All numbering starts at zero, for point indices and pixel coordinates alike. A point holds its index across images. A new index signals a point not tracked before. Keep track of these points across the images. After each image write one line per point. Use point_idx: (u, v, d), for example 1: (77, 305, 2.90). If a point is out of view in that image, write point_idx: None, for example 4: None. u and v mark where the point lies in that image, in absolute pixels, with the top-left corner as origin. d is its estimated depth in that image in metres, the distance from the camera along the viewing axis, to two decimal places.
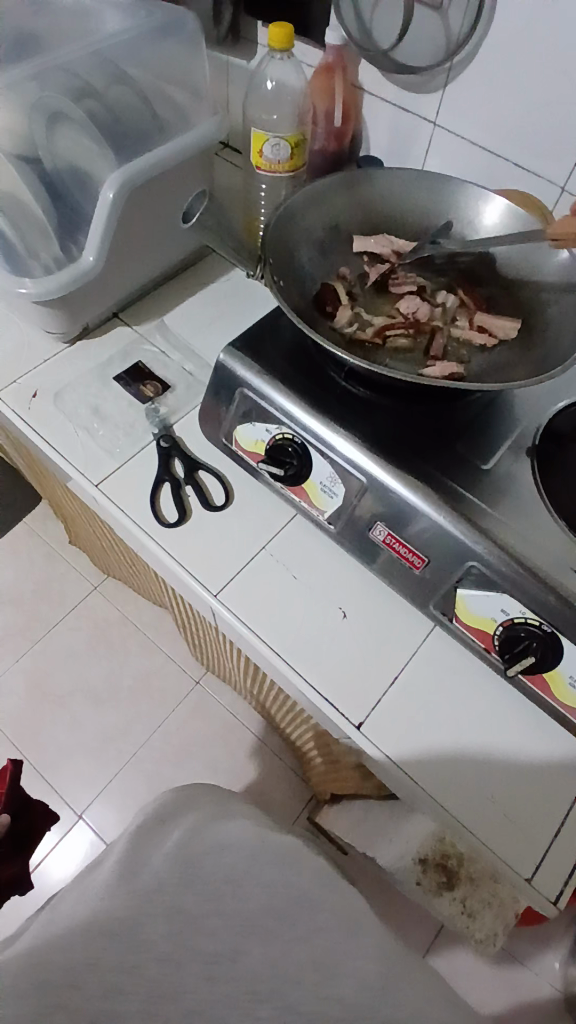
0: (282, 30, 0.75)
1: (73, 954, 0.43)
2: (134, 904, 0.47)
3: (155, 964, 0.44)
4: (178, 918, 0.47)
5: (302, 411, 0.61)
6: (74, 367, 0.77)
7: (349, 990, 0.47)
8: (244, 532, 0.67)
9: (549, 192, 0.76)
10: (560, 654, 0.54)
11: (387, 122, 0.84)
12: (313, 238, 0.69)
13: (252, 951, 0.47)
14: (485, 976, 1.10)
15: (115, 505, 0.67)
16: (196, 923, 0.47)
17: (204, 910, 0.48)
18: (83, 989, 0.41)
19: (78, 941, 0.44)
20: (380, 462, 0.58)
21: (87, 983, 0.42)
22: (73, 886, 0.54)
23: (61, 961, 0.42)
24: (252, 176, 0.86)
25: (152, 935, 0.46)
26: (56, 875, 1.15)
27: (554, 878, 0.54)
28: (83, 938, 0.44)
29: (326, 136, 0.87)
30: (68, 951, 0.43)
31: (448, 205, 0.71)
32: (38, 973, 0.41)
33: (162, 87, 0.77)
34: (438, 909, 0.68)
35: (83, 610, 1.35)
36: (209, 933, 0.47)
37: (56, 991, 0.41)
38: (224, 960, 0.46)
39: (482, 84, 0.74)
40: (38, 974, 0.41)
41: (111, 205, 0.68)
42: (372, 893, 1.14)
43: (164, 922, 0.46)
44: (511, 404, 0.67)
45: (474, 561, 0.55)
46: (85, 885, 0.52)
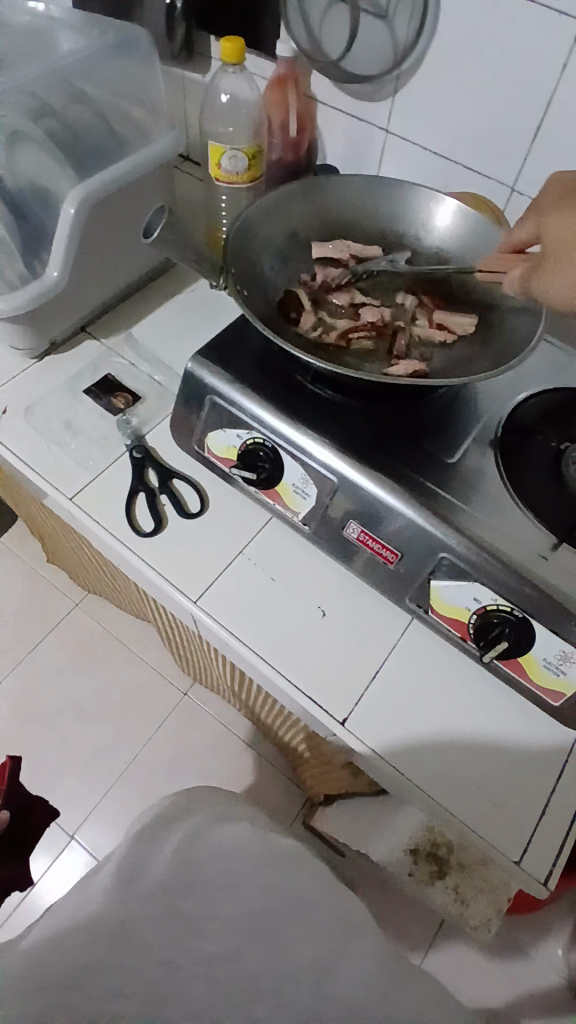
0: (233, 46, 0.77)
1: (74, 954, 0.42)
2: (135, 905, 0.46)
3: (154, 968, 0.43)
4: (175, 920, 0.47)
5: (272, 416, 0.62)
6: (44, 382, 0.77)
7: None
8: (221, 538, 0.67)
9: (501, 193, 0.79)
10: (533, 638, 0.55)
11: (342, 131, 0.86)
12: (273, 247, 0.70)
13: (246, 949, 0.46)
14: (490, 969, 1.11)
15: (90, 517, 0.67)
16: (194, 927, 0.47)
17: (198, 914, 0.48)
18: (83, 990, 0.40)
19: (79, 939, 0.43)
20: (349, 462, 0.60)
21: (92, 986, 0.41)
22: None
23: (62, 961, 0.41)
24: (212, 188, 0.88)
25: (148, 934, 0.45)
26: (50, 894, 1.13)
27: (542, 861, 0.55)
28: (88, 936, 0.43)
29: (283, 145, 0.88)
30: (70, 950, 0.42)
31: (405, 209, 0.73)
32: (39, 973, 0.40)
33: (118, 103, 0.78)
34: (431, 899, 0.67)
35: (66, 627, 1.35)
36: (209, 935, 0.47)
37: (56, 990, 0.40)
38: (222, 959, 0.46)
39: (431, 91, 0.76)
40: (39, 974, 0.40)
41: (74, 220, 0.69)
42: (374, 894, 1.14)
43: (162, 923, 0.46)
44: (474, 398, 0.68)
45: (445, 552, 0.57)
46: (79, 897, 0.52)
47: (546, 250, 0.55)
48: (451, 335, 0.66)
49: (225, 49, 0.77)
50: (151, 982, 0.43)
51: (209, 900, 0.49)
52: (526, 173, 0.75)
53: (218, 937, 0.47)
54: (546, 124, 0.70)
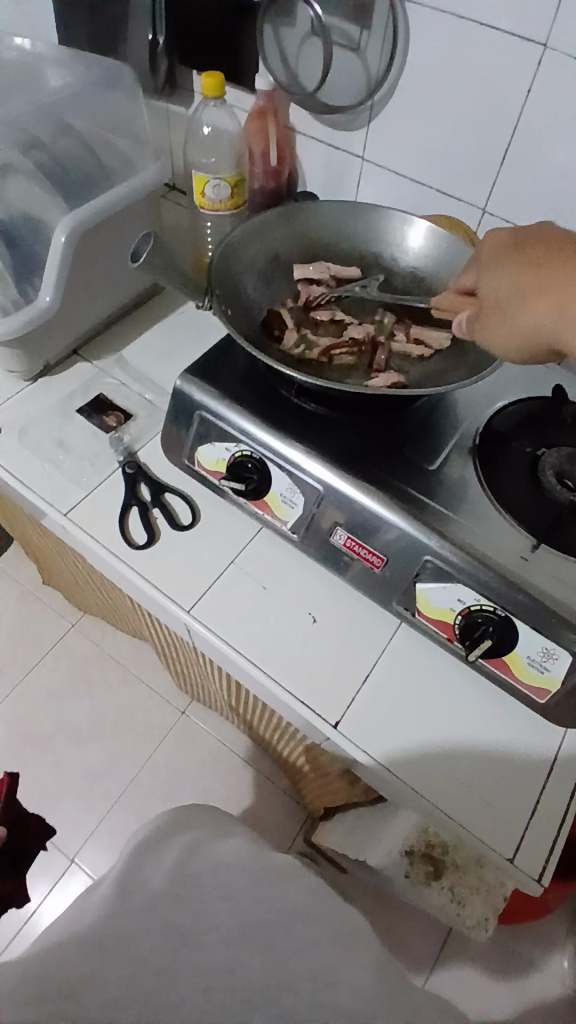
0: (214, 80, 0.81)
1: (75, 964, 0.43)
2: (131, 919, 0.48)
3: (152, 977, 0.44)
4: (172, 933, 0.47)
5: (258, 429, 0.64)
6: (37, 403, 0.79)
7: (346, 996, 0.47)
8: (212, 549, 0.69)
9: (474, 214, 0.82)
10: (516, 636, 0.57)
11: (320, 158, 0.90)
12: (256, 269, 0.74)
13: (249, 960, 0.47)
14: (497, 985, 1.10)
15: (84, 532, 0.69)
16: (192, 938, 0.47)
17: (196, 925, 0.48)
18: (83, 999, 0.41)
19: (79, 953, 0.44)
20: (334, 471, 0.62)
21: (89, 991, 0.42)
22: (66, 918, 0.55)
23: (59, 972, 0.42)
24: (198, 214, 0.92)
25: (147, 947, 0.46)
26: (49, 921, 1.12)
27: (534, 856, 0.56)
28: (84, 950, 0.44)
29: (264, 175, 0.91)
30: (69, 962, 0.43)
31: (382, 231, 0.77)
32: (38, 981, 0.41)
33: (107, 137, 0.82)
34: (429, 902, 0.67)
35: (61, 648, 1.35)
36: (206, 947, 0.47)
37: (57, 996, 0.41)
38: (219, 972, 0.46)
39: (403, 120, 0.80)
40: (38, 982, 0.41)
41: (65, 247, 0.72)
42: (378, 912, 1.14)
43: (160, 934, 0.47)
44: (453, 408, 0.71)
45: (429, 555, 0.59)
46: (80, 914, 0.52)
47: (546, 237, 0.52)
48: (428, 349, 0.69)
49: (206, 82, 0.81)
50: (148, 988, 0.43)
51: (206, 910, 0.50)
52: (496, 195, 0.79)
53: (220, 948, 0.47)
54: (511, 150, 0.75)
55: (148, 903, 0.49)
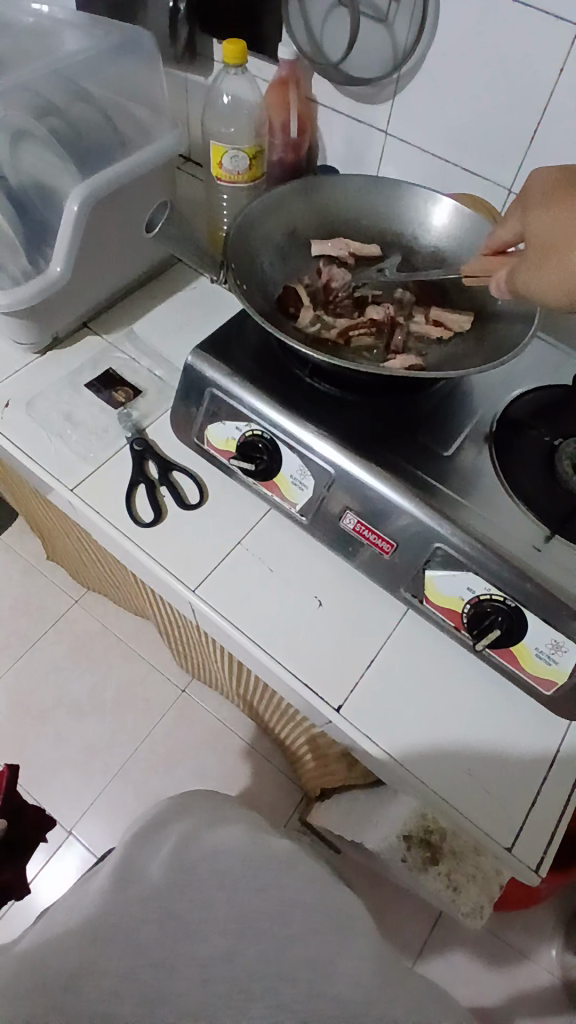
0: (235, 49, 0.78)
1: (67, 959, 0.44)
2: (127, 909, 0.48)
3: (148, 968, 0.45)
4: (169, 922, 0.48)
5: (270, 408, 0.63)
6: (46, 376, 0.78)
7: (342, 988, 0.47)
8: (219, 529, 0.68)
9: (497, 195, 0.80)
10: (525, 628, 0.56)
11: (342, 132, 0.88)
12: (273, 243, 0.72)
13: (246, 951, 0.47)
14: (486, 972, 1.11)
15: (90, 508, 0.68)
16: (189, 929, 0.48)
17: (194, 916, 0.49)
18: (79, 993, 0.42)
19: (73, 945, 0.45)
20: (346, 453, 0.61)
21: (85, 986, 0.43)
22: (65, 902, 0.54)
23: (54, 969, 0.43)
24: (214, 187, 0.89)
25: (142, 936, 0.46)
26: (46, 895, 1.14)
27: (533, 848, 0.56)
28: (76, 941, 0.45)
29: (283, 148, 0.88)
30: (63, 956, 0.44)
31: (403, 209, 0.75)
32: (34, 976, 0.43)
33: (124, 103, 0.79)
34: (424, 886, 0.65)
35: (64, 624, 1.35)
36: (203, 936, 0.47)
37: (51, 993, 0.42)
38: (218, 961, 0.46)
39: (429, 93, 0.77)
40: (30, 980, 0.43)
41: (78, 216, 0.70)
42: (372, 895, 1.15)
43: (157, 926, 0.47)
44: (469, 394, 0.70)
45: (439, 542, 0.58)
46: (80, 897, 0.52)
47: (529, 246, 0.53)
48: (447, 331, 0.67)
49: (228, 50, 0.78)
50: (143, 981, 0.44)
51: (206, 902, 0.50)
52: (521, 175, 0.77)
53: (216, 940, 0.48)
54: (541, 127, 0.72)
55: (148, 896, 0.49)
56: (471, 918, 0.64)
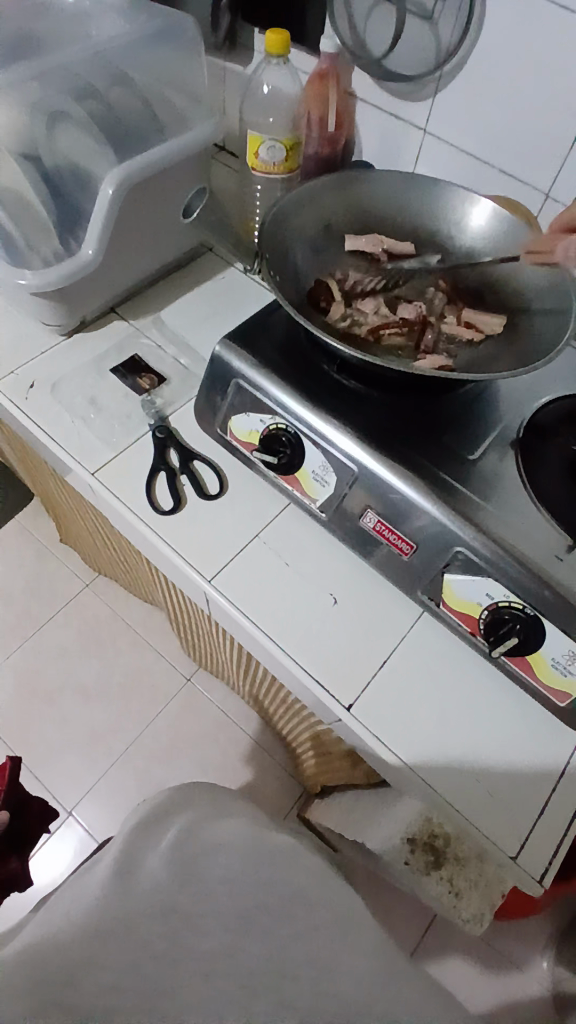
0: (280, 37, 0.77)
1: (73, 952, 0.42)
2: (133, 904, 0.47)
3: (151, 964, 0.45)
4: (172, 917, 0.48)
5: (296, 402, 0.62)
6: (71, 359, 0.78)
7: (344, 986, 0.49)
8: (238, 520, 0.68)
9: (535, 198, 0.79)
10: (543, 637, 0.56)
11: (380, 128, 0.87)
12: (306, 237, 0.71)
13: (249, 948, 0.49)
14: (475, 978, 1.11)
15: (110, 493, 0.68)
16: (191, 921, 0.48)
17: (195, 911, 0.49)
18: (81, 987, 0.41)
19: (79, 939, 0.43)
20: (371, 452, 0.60)
21: (88, 981, 0.42)
22: (67, 883, 0.55)
23: (59, 962, 0.42)
24: (247, 177, 0.89)
25: (148, 934, 0.46)
26: (42, 875, 1.15)
27: (538, 857, 0.55)
28: (82, 938, 0.44)
29: (320, 141, 0.87)
30: (70, 948, 0.43)
31: (438, 208, 0.74)
32: (36, 971, 0.41)
33: (163, 90, 0.79)
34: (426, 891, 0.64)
35: (72, 608, 1.36)
36: (205, 932, 0.48)
37: (56, 988, 0.40)
38: (223, 958, 0.47)
39: (473, 92, 0.76)
40: (34, 971, 0.41)
41: (111, 200, 0.70)
42: (365, 895, 1.15)
43: (161, 922, 0.47)
44: (497, 398, 0.69)
45: (460, 546, 0.57)
46: (83, 881, 0.52)
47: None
48: (478, 334, 0.67)
49: (271, 39, 0.77)
50: (144, 977, 0.44)
51: (208, 897, 0.51)
52: (561, 179, 0.75)
53: (218, 934, 0.48)
54: None
55: (152, 888, 0.49)
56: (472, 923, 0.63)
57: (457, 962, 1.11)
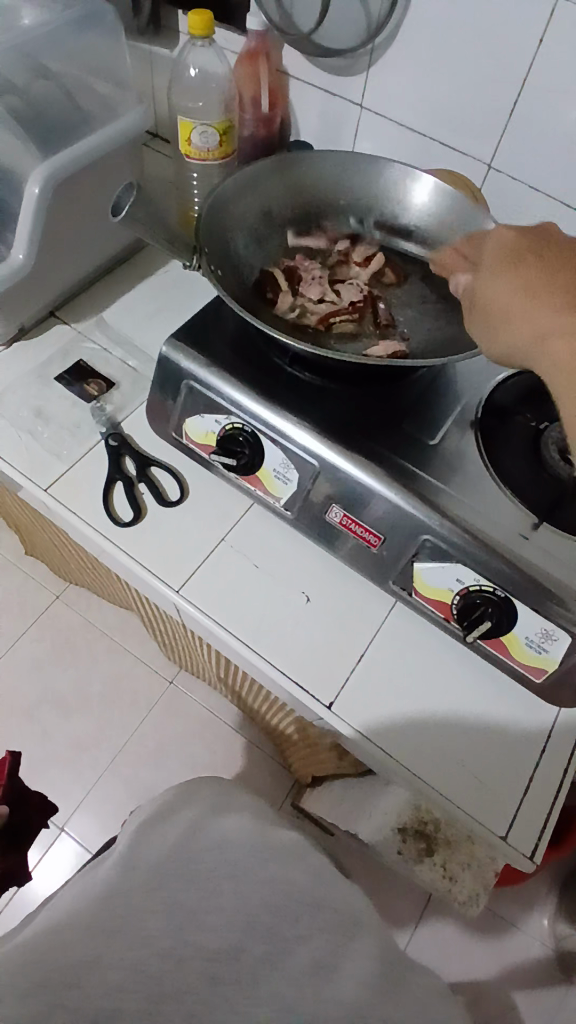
0: (202, 19, 0.74)
1: (72, 952, 0.42)
2: (135, 900, 0.46)
3: (154, 961, 0.43)
4: (175, 913, 0.46)
5: (250, 401, 0.61)
6: (13, 369, 0.74)
7: (346, 991, 0.46)
8: (201, 525, 0.66)
9: (478, 171, 0.77)
10: (515, 618, 0.56)
11: (316, 107, 0.84)
12: (248, 226, 0.69)
13: (252, 948, 0.46)
14: (478, 941, 1.14)
15: (65, 508, 0.66)
16: (196, 917, 0.46)
17: (202, 910, 0.47)
18: (80, 989, 0.40)
19: (82, 940, 0.42)
20: (330, 446, 0.59)
21: (87, 979, 0.41)
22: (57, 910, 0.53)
23: (57, 964, 0.41)
24: (183, 165, 0.85)
25: None
26: (41, 884, 1.14)
27: (527, 834, 0.56)
28: (86, 936, 0.43)
29: (255, 122, 0.85)
30: (71, 950, 0.42)
31: (381, 188, 0.72)
32: (39, 970, 0.40)
33: (85, 78, 0.75)
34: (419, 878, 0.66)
35: (45, 620, 1.32)
36: (210, 927, 0.46)
37: (57, 988, 0.40)
38: (223, 958, 0.45)
39: (407, 65, 0.74)
40: (36, 971, 0.40)
41: (38, 200, 0.66)
42: (365, 874, 1.17)
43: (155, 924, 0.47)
44: (453, 379, 0.68)
45: (427, 534, 0.57)
46: (75, 887, 0.51)
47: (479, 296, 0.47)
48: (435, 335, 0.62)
49: (192, 20, 0.74)
50: (146, 969, 0.43)
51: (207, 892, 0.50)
52: (503, 150, 0.74)
53: (223, 932, 0.46)
54: (523, 101, 0.69)
55: None
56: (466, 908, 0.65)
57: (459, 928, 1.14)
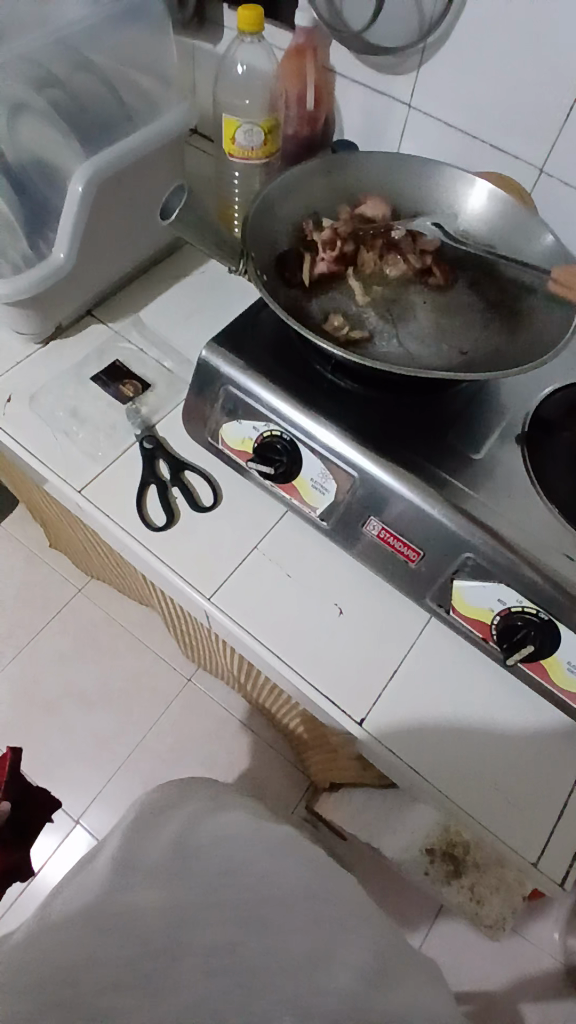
0: (251, 12, 0.72)
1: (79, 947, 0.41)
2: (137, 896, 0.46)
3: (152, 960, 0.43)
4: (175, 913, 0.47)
5: (290, 408, 0.59)
6: (49, 367, 0.74)
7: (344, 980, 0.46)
8: (235, 532, 0.66)
9: (527, 174, 0.75)
10: (558, 641, 0.54)
11: (361, 105, 0.82)
12: (293, 230, 0.67)
13: (251, 944, 0.46)
14: (490, 956, 1.12)
15: (99, 510, 0.65)
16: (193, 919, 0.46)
17: None
18: (81, 985, 0.40)
19: (78, 936, 0.43)
20: (372, 457, 0.57)
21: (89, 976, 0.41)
22: None
23: (57, 962, 0.41)
24: (223, 163, 0.84)
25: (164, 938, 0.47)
26: (58, 875, 1.15)
27: (560, 863, 0.54)
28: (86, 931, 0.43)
29: (298, 121, 0.83)
30: (71, 949, 0.42)
31: (429, 190, 0.70)
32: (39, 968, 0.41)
33: (129, 74, 0.74)
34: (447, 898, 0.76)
35: (69, 613, 1.33)
36: (208, 928, 0.46)
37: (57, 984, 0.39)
38: (223, 953, 0.45)
39: (458, 65, 0.72)
40: (35, 970, 0.41)
41: (82, 197, 0.66)
42: (379, 882, 1.16)
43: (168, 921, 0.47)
44: (497, 390, 0.66)
45: (469, 552, 0.55)
46: (86, 874, 0.52)
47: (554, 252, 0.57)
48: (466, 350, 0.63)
49: (242, 15, 0.72)
50: (141, 966, 0.43)
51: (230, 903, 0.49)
52: (554, 153, 0.71)
53: (220, 929, 0.46)
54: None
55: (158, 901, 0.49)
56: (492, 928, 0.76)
57: (473, 943, 1.12)
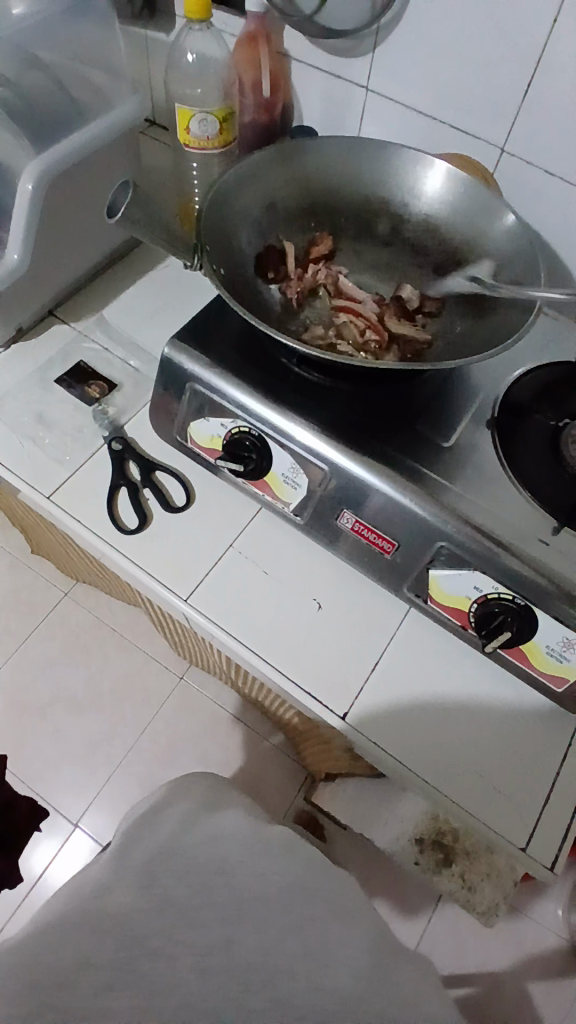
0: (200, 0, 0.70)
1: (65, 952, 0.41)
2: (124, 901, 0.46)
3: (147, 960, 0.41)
4: (167, 910, 0.45)
5: (256, 403, 0.58)
6: (11, 372, 0.73)
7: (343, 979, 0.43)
8: (209, 532, 0.65)
9: (490, 155, 0.74)
10: (536, 626, 0.54)
11: (319, 91, 0.81)
12: (251, 220, 0.66)
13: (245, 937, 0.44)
14: (493, 935, 1.14)
15: (70, 516, 0.64)
16: (189, 916, 0.44)
17: (195, 905, 0.45)
18: (76, 989, 0.39)
19: (67, 935, 0.42)
20: (341, 449, 0.57)
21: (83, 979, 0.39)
22: None
23: None
24: (181, 155, 0.82)
25: None
26: (60, 878, 1.14)
27: (548, 845, 0.54)
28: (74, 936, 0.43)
29: (255, 109, 0.82)
30: (60, 951, 0.41)
31: (390, 174, 0.69)
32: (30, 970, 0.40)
33: (78, 67, 0.72)
34: (440, 887, 0.75)
35: (54, 619, 1.32)
36: (202, 925, 0.44)
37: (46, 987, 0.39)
38: (216, 951, 0.43)
39: (415, 44, 0.70)
40: (27, 975, 0.39)
41: (32, 197, 0.64)
42: (379, 871, 1.16)
43: None
44: (467, 375, 0.66)
45: (443, 540, 0.55)
46: (72, 887, 0.51)
47: None
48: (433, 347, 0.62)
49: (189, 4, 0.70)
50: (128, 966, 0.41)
51: None
52: (517, 132, 0.71)
53: (215, 926, 0.44)
54: (535, 83, 0.66)
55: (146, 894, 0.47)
56: (485, 915, 0.75)
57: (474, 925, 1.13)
